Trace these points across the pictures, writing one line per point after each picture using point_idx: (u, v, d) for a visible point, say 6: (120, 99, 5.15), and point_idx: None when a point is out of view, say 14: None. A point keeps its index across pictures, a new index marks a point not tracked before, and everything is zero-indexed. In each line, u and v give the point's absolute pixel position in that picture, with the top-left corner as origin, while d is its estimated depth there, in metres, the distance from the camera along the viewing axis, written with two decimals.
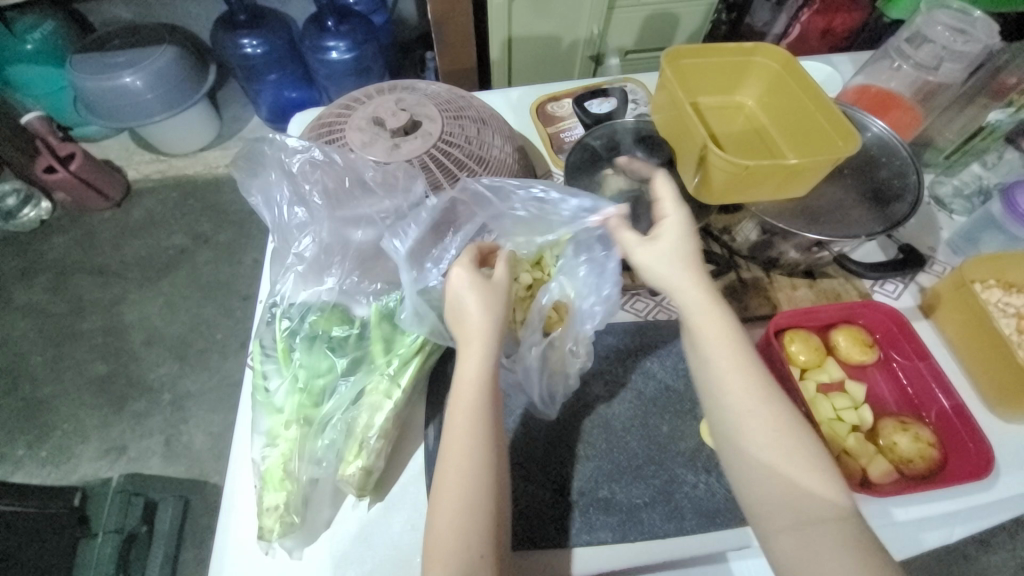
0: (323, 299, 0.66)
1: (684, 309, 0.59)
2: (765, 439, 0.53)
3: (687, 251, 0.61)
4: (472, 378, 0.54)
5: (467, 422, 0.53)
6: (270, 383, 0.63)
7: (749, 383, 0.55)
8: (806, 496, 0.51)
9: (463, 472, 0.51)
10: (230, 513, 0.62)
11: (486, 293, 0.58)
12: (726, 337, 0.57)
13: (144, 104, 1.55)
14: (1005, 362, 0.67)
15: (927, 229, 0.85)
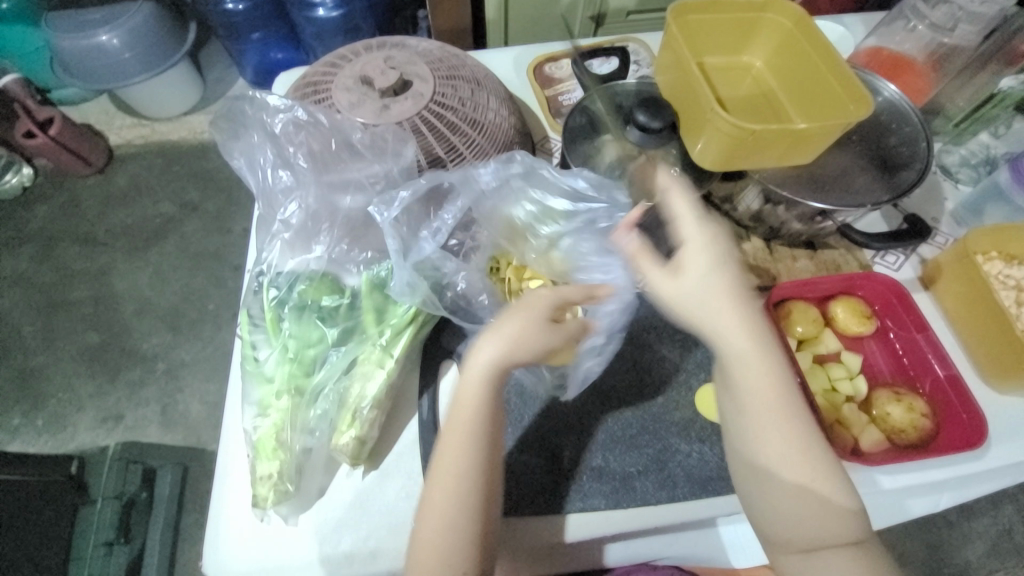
0: (311, 268, 0.63)
1: (716, 343, 0.52)
2: (797, 471, 0.50)
3: (722, 283, 0.51)
4: (463, 419, 0.50)
5: (463, 443, 0.50)
6: (259, 354, 0.62)
7: (774, 411, 0.50)
8: (823, 535, 0.49)
9: (443, 517, 0.49)
10: (225, 481, 0.62)
11: (541, 334, 0.51)
12: (759, 361, 0.51)
13: (122, 69, 1.48)
14: (1003, 334, 0.67)
15: (932, 199, 0.83)
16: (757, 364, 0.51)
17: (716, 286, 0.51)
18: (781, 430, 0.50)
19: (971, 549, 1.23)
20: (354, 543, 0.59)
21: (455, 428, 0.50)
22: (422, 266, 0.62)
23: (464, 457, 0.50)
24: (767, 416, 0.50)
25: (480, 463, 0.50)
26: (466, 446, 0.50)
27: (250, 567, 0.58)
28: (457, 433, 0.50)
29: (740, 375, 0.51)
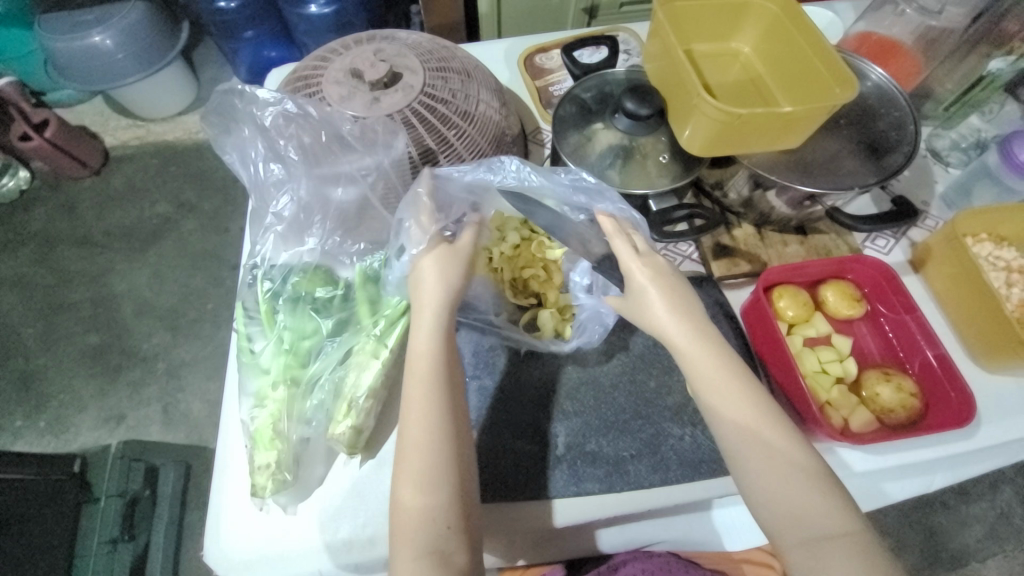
0: (305, 260, 0.64)
1: (671, 335, 0.57)
2: (768, 459, 0.49)
3: (666, 289, 0.58)
4: (416, 371, 0.53)
5: (424, 393, 0.52)
6: (255, 346, 0.62)
7: (743, 406, 0.52)
8: (811, 510, 0.47)
9: (418, 477, 0.49)
10: (225, 473, 0.63)
11: (450, 265, 0.59)
12: (714, 362, 0.54)
13: (126, 75, 1.50)
14: (991, 313, 0.67)
15: (921, 183, 0.83)
16: (714, 366, 0.54)
17: (674, 296, 0.58)
18: (749, 428, 0.51)
19: (969, 533, 1.21)
20: (353, 530, 0.60)
21: (412, 382, 0.53)
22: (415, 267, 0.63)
23: (425, 408, 0.51)
24: (733, 413, 0.52)
25: (441, 410, 0.51)
26: (428, 397, 0.52)
27: (250, 555, 0.59)
28: (415, 385, 0.52)
29: (703, 376, 0.54)
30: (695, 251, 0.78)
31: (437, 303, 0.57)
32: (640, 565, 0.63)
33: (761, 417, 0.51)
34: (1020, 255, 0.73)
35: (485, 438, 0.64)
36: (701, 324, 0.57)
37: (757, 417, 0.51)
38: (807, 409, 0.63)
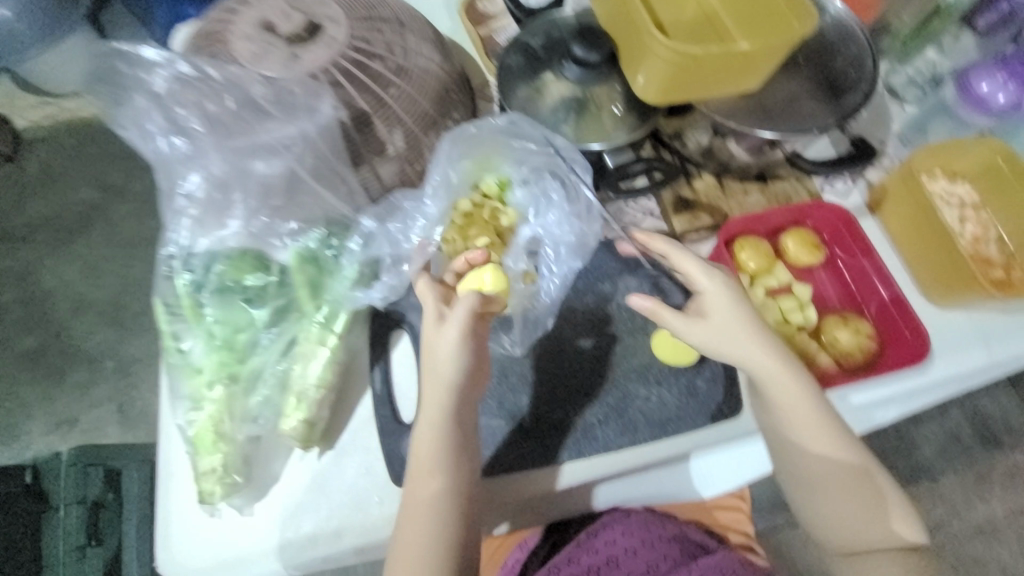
0: (229, 245, 0.57)
1: (750, 367, 0.55)
2: (819, 455, 0.54)
3: (744, 317, 0.55)
4: (434, 413, 0.52)
5: (437, 418, 0.52)
6: (184, 345, 0.56)
7: (806, 410, 0.54)
8: (867, 528, 0.54)
9: (430, 497, 0.51)
10: (171, 480, 0.59)
11: (459, 339, 0.51)
12: (782, 372, 0.54)
13: (59, 67, 1.25)
14: (944, 250, 0.68)
15: (878, 124, 0.81)
16: (780, 374, 0.54)
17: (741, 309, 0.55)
18: (839, 455, 0.54)
19: None
20: (317, 524, 0.58)
21: (429, 426, 0.52)
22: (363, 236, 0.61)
23: (437, 447, 0.51)
24: (795, 415, 0.55)
25: (449, 451, 0.51)
26: (441, 438, 0.51)
27: (208, 563, 0.56)
28: (430, 427, 0.52)
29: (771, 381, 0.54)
30: (655, 207, 0.74)
31: (454, 340, 0.52)
32: (619, 527, 0.64)
33: (817, 419, 0.54)
34: (973, 190, 0.74)
35: None
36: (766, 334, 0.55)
37: (818, 419, 0.54)
38: None
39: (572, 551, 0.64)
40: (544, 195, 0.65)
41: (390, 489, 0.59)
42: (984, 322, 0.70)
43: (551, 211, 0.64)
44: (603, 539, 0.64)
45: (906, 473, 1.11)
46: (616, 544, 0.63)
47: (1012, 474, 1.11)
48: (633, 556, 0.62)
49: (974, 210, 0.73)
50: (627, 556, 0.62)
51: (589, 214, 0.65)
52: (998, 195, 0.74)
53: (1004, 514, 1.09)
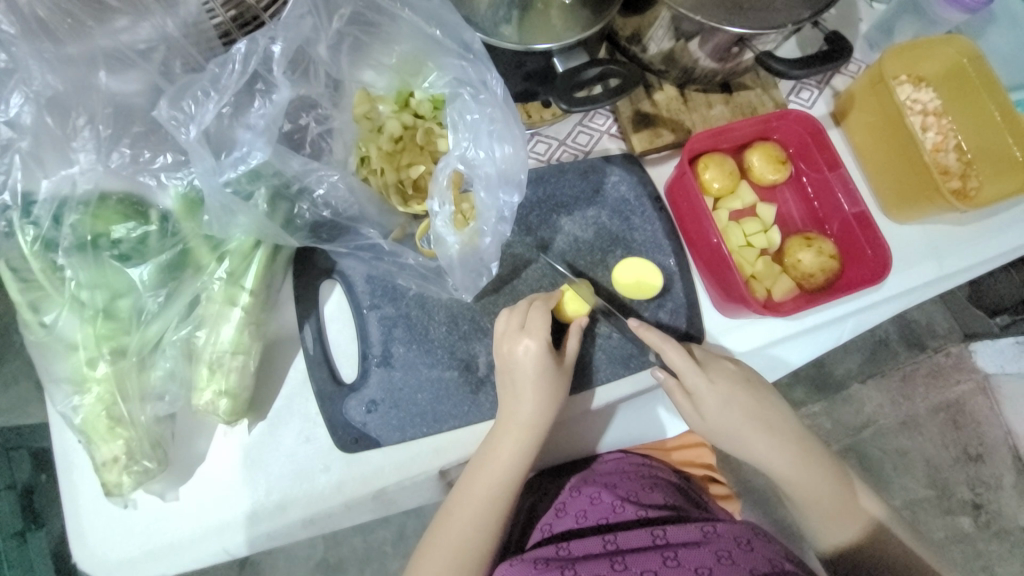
0: (83, 188, 0.45)
1: (741, 420, 0.57)
2: (823, 502, 0.58)
3: (738, 372, 0.58)
4: (483, 483, 0.52)
5: (481, 486, 0.52)
6: (48, 318, 0.46)
7: (798, 460, 0.58)
8: (854, 529, 0.58)
9: (461, 550, 0.51)
10: (71, 471, 0.50)
11: (550, 383, 0.53)
12: (767, 439, 0.58)
13: None
14: (909, 162, 0.65)
15: (847, 22, 0.75)
16: (767, 443, 0.58)
17: (735, 391, 0.57)
18: (823, 469, 0.59)
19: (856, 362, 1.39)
20: (256, 501, 0.52)
21: (479, 487, 0.52)
22: (208, 134, 0.46)
23: (485, 501, 0.52)
24: (782, 448, 0.58)
25: (493, 508, 0.52)
26: (496, 489, 0.52)
27: (133, 553, 0.50)
28: (486, 479, 0.52)
29: (758, 451, 0.58)
30: (613, 125, 0.67)
31: (527, 420, 0.53)
32: (600, 481, 0.60)
33: (810, 469, 0.58)
34: (936, 97, 0.71)
35: (397, 374, 0.55)
36: (748, 388, 0.58)
37: (809, 470, 0.58)
38: (732, 285, 0.59)
39: (556, 518, 0.58)
40: (464, 106, 0.51)
41: (335, 455, 0.54)
42: (937, 236, 0.70)
43: (471, 135, 0.51)
44: (587, 499, 0.59)
45: (841, 376, 1.19)
46: (603, 501, 0.58)
47: (934, 372, 1.21)
48: (622, 512, 0.57)
49: (935, 118, 0.71)
50: (617, 512, 0.57)
51: (511, 139, 0.50)
52: (960, 101, 0.70)
53: (927, 410, 1.20)
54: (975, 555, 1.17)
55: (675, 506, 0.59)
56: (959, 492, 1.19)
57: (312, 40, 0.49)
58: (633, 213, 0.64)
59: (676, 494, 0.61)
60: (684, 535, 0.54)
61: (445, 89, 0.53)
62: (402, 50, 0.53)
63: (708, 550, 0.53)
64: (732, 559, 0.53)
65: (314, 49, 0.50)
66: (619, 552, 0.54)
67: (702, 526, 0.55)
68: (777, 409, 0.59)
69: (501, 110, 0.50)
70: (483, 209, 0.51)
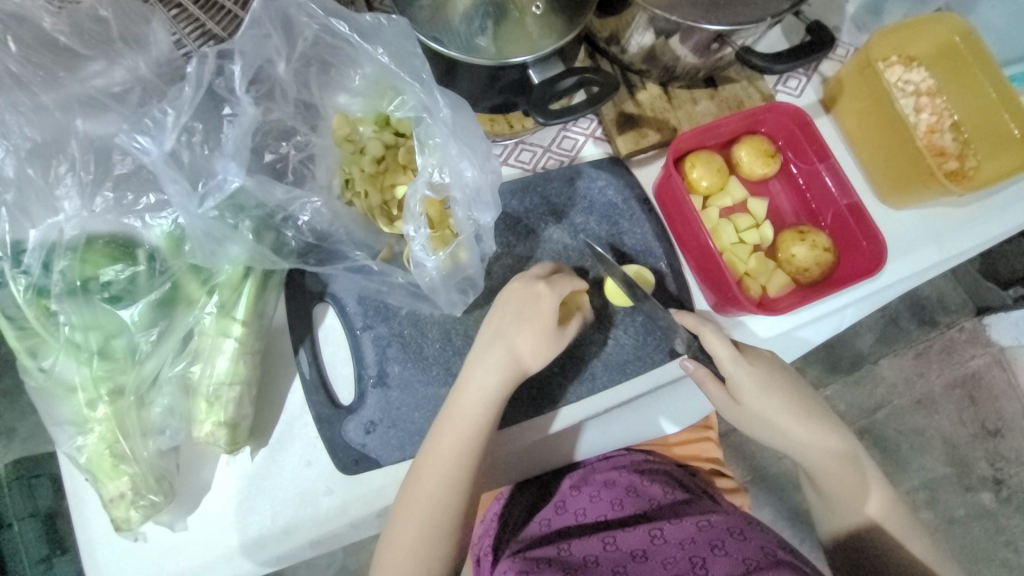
0: (69, 234, 0.46)
1: (764, 405, 0.55)
2: (843, 491, 0.57)
3: (757, 354, 0.57)
4: (461, 423, 0.50)
5: (459, 425, 0.50)
6: (46, 363, 0.47)
7: (818, 447, 0.56)
8: (862, 514, 0.56)
9: (435, 488, 0.49)
10: (83, 506, 0.52)
11: (528, 326, 0.52)
12: (802, 427, 0.56)
13: None
14: (902, 147, 0.63)
15: (834, 4, 0.73)
16: (800, 430, 0.56)
17: (772, 376, 0.56)
18: (838, 456, 0.57)
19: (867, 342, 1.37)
20: (262, 526, 0.52)
21: (460, 416, 0.50)
22: (182, 167, 0.47)
23: (460, 443, 0.50)
24: (801, 436, 0.56)
25: (467, 446, 0.50)
26: (477, 412, 0.50)
27: None
28: (460, 418, 0.50)
29: (794, 438, 0.56)
30: (597, 127, 0.66)
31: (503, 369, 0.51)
32: (599, 480, 0.60)
33: (840, 457, 0.57)
34: (929, 76, 0.69)
35: (394, 394, 0.56)
36: (773, 372, 0.56)
37: (837, 458, 0.57)
38: (724, 284, 0.58)
39: (556, 514, 0.59)
40: (432, 129, 0.51)
41: (338, 477, 0.54)
42: (936, 219, 0.68)
43: (445, 158, 0.50)
44: (586, 497, 0.59)
45: (849, 359, 1.17)
46: (600, 500, 0.59)
47: (947, 349, 1.18)
48: (619, 508, 0.58)
49: (929, 98, 0.69)
50: (616, 509, 0.58)
51: (475, 157, 0.51)
52: (956, 78, 0.68)
53: (941, 387, 1.18)
54: (998, 530, 1.16)
55: (672, 499, 0.58)
56: (979, 469, 1.17)
57: (273, 60, 0.49)
58: (622, 216, 0.63)
59: (676, 487, 0.61)
60: (680, 533, 0.53)
61: (411, 113, 0.52)
62: (366, 73, 0.52)
63: (702, 544, 0.52)
64: (727, 549, 0.52)
65: (275, 68, 0.50)
66: (619, 552, 0.53)
67: (697, 520, 0.55)
68: (809, 396, 0.58)
69: (461, 139, 0.50)
70: (462, 229, 0.51)
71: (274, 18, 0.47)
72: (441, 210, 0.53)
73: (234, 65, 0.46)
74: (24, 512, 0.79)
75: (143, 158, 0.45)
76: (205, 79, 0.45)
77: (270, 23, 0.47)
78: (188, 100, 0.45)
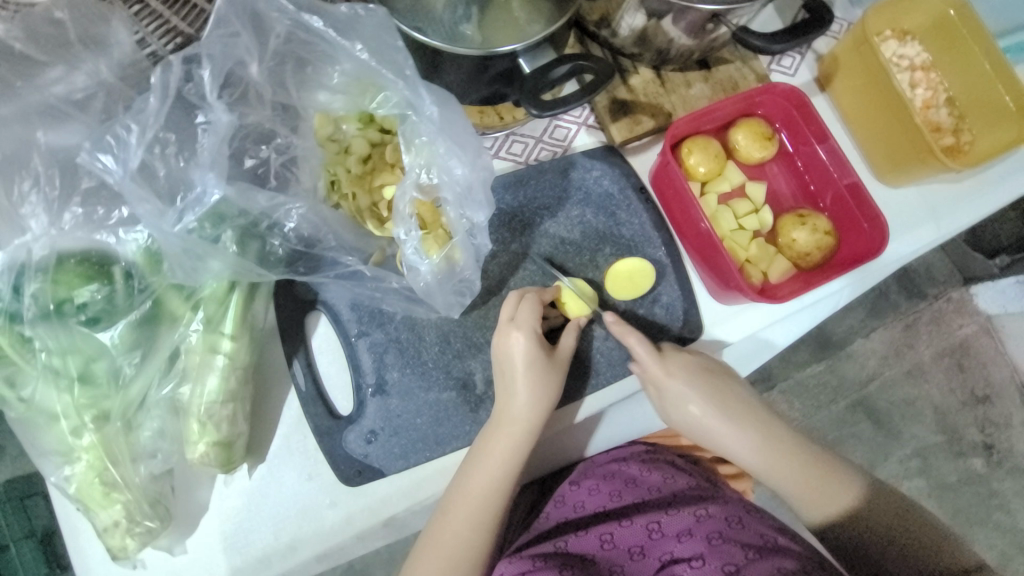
0: (38, 254, 0.43)
1: (695, 412, 0.57)
2: (801, 489, 0.57)
3: (695, 363, 0.57)
4: (486, 470, 0.50)
5: (486, 470, 0.50)
6: (26, 393, 0.44)
7: (758, 449, 0.57)
8: (821, 506, 0.57)
9: (463, 529, 0.50)
10: (76, 535, 0.50)
11: (543, 372, 0.52)
12: (745, 429, 0.57)
13: None
14: (900, 125, 0.62)
15: None
16: (742, 433, 0.57)
17: (703, 387, 0.56)
18: (783, 454, 0.57)
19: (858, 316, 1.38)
20: (265, 545, 0.51)
21: (484, 462, 0.50)
22: (153, 178, 0.44)
23: (486, 489, 0.50)
24: (738, 440, 0.57)
25: (496, 493, 0.50)
26: (505, 458, 0.50)
27: None
28: (478, 481, 0.50)
29: (732, 442, 0.57)
30: (590, 115, 0.64)
31: (531, 416, 0.51)
32: (598, 473, 0.60)
33: (790, 458, 0.57)
34: (923, 50, 0.68)
35: (394, 401, 0.54)
36: (706, 379, 0.57)
37: (782, 457, 0.57)
38: (726, 272, 0.57)
39: (555, 507, 0.58)
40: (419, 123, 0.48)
41: (341, 489, 0.53)
42: (933, 196, 0.67)
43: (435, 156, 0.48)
44: (585, 491, 0.58)
45: (844, 334, 1.18)
46: (599, 493, 0.58)
47: (937, 319, 1.20)
48: (617, 500, 0.57)
49: (924, 73, 0.67)
50: (614, 499, 0.57)
51: (466, 156, 0.48)
52: (950, 51, 0.67)
53: (931, 356, 1.19)
54: (989, 494, 1.19)
55: (672, 487, 0.58)
56: (969, 435, 1.19)
57: (246, 62, 0.46)
58: (618, 207, 0.62)
59: (679, 473, 0.60)
60: (677, 524, 0.53)
61: (395, 109, 0.48)
62: (345, 70, 0.49)
63: (701, 535, 0.52)
64: (725, 538, 0.52)
65: (248, 70, 0.47)
66: (616, 549, 0.53)
67: (695, 510, 0.54)
68: (747, 399, 0.59)
69: (451, 135, 0.47)
70: (456, 229, 0.50)
71: (242, 14, 0.44)
72: (432, 210, 0.51)
73: (202, 69, 0.44)
74: (20, 532, 0.77)
75: (107, 177, 0.43)
76: (172, 87, 0.42)
77: (238, 19, 0.44)
78: (154, 112, 0.42)
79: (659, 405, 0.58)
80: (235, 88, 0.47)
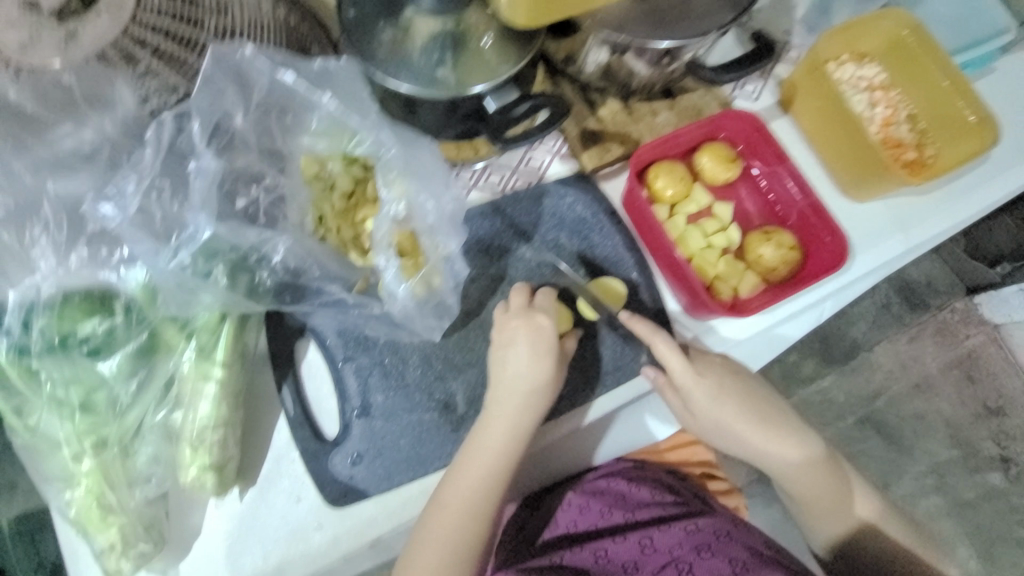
0: (46, 292, 0.47)
1: (719, 413, 0.57)
2: (820, 497, 0.58)
3: (718, 366, 0.58)
4: (461, 491, 0.51)
5: (461, 490, 0.51)
6: (31, 421, 0.49)
7: (784, 452, 0.58)
8: (838, 517, 0.59)
9: (440, 550, 0.50)
10: (76, 560, 0.52)
11: (518, 393, 0.53)
12: (767, 430, 0.58)
13: None
14: (859, 143, 0.65)
15: (781, 10, 0.75)
16: (755, 430, 0.58)
17: (727, 388, 0.57)
18: (808, 461, 0.58)
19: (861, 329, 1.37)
20: (255, 566, 0.53)
21: (459, 483, 0.51)
22: (148, 220, 0.48)
23: (461, 509, 0.51)
24: (766, 442, 0.58)
25: (470, 514, 0.51)
26: (480, 480, 0.51)
27: None
28: (453, 502, 0.51)
29: (757, 444, 0.58)
30: (563, 145, 0.67)
31: (506, 437, 0.52)
32: (588, 491, 0.61)
33: (815, 466, 0.58)
34: (881, 71, 0.71)
35: (378, 423, 0.56)
36: (731, 380, 0.58)
37: (807, 464, 0.58)
38: (693, 289, 0.60)
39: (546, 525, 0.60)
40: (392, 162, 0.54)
41: (328, 511, 0.55)
42: (901, 209, 0.69)
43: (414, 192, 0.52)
44: (577, 509, 0.60)
45: (847, 350, 1.18)
46: (591, 509, 0.60)
47: (941, 330, 1.19)
48: (608, 516, 0.59)
49: (883, 92, 0.70)
50: (605, 516, 0.59)
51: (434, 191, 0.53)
52: (909, 71, 0.70)
53: (939, 368, 1.18)
54: (1011, 509, 1.15)
55: (660, 501, 0.60)
56: (985, 448, 1.16)
57: (231, 113, 0.51)
58: (591, 230, 0.64)
59: (665, 489, 0.62)
60: (669, 539, 0.56)
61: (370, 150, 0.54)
62: (323, 116, 0.54)
63: (691, 549, 0.55)
64: (713, 552, 0.55)
65: (234, 121, 0.52)
66: (609, 562, 0.56)
67: (685, 524, 0.57)
68: (772, 402, 0.60)
69: (424, 176, 0.53)
70: (433, 257, 0.54)
71: (227, 74, 0.49)
72: (412, 239, 0.53)
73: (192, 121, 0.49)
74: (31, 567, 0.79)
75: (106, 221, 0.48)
76: (166, 140, 0.49)
77: (224, 78, 0.49)
78: (149, 164, 0.48)
79: (681, 404, 0.58)
80: (224, 137, 0.52)
